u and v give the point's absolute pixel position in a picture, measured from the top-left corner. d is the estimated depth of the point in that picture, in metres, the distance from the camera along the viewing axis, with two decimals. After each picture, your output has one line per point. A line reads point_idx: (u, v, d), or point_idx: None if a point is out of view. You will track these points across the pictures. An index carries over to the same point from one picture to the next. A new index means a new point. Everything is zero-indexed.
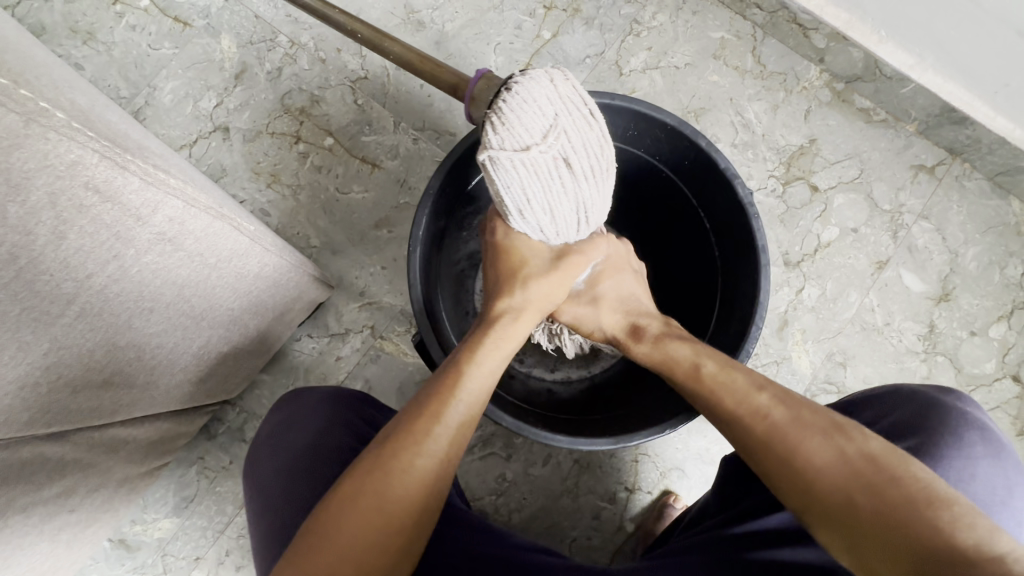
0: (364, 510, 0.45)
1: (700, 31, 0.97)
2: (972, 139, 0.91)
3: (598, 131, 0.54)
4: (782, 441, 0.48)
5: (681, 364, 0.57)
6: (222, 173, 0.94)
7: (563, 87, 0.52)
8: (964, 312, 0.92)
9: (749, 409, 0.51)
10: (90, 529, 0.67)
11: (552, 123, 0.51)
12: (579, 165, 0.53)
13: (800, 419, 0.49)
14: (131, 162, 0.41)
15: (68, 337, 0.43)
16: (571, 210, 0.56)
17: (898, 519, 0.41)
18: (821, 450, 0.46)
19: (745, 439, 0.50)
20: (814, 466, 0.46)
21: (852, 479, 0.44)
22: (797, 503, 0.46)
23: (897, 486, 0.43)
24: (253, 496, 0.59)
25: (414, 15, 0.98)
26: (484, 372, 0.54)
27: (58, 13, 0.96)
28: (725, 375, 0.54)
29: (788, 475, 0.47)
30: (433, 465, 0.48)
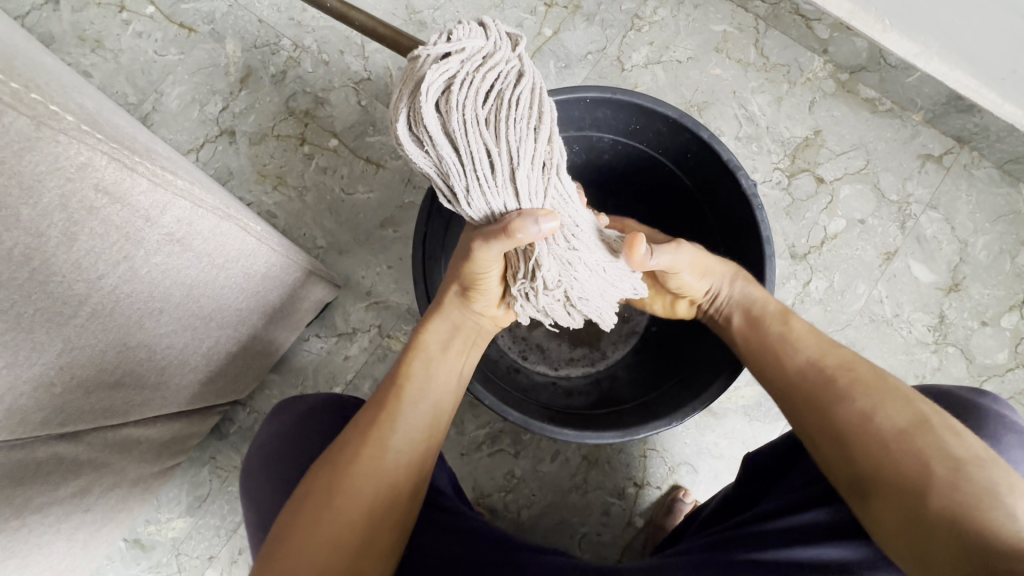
0: (312, 508, 0.48)
1: (702, 25, 0.97)
2: (980, 126, 0.90)
3: (503, 96, 0.44)
4: (863, 399, 0.50)
5: (768, 314, 0.60)
6: (229, 176, 0.95)
7: (478, 47, 0.45)
8: (974, 301, 0.91)
9: (835, 366, 0.54)
10: (105, 528, 0.68)
11: (433, 69, 0.43)
12: (457, 120, 0.43)
13: (883, 384, 0.51)
14: (139, 163, 0.41)
15: (80, 338, 0.44)
16: (454, 173, 0.45)
17: (968, 495, 0.41)
18: (897, 412, 0.48)
19: (818, 395, 0.52)
20: (888, 426, 0.48)
21: (927, 444, 0.45)
22: (861, 466, 0.47)
23: (976, 463, 0.43)
24: (264, 499, 0.60)
25: (416, 16, 0.98)
26: (424, 371, 0.58)
27: (66, 22, 0.98)
28: (801, 340, 0.57)
29: (856, 435, 0.48)
30: (380, 459, 0.51)
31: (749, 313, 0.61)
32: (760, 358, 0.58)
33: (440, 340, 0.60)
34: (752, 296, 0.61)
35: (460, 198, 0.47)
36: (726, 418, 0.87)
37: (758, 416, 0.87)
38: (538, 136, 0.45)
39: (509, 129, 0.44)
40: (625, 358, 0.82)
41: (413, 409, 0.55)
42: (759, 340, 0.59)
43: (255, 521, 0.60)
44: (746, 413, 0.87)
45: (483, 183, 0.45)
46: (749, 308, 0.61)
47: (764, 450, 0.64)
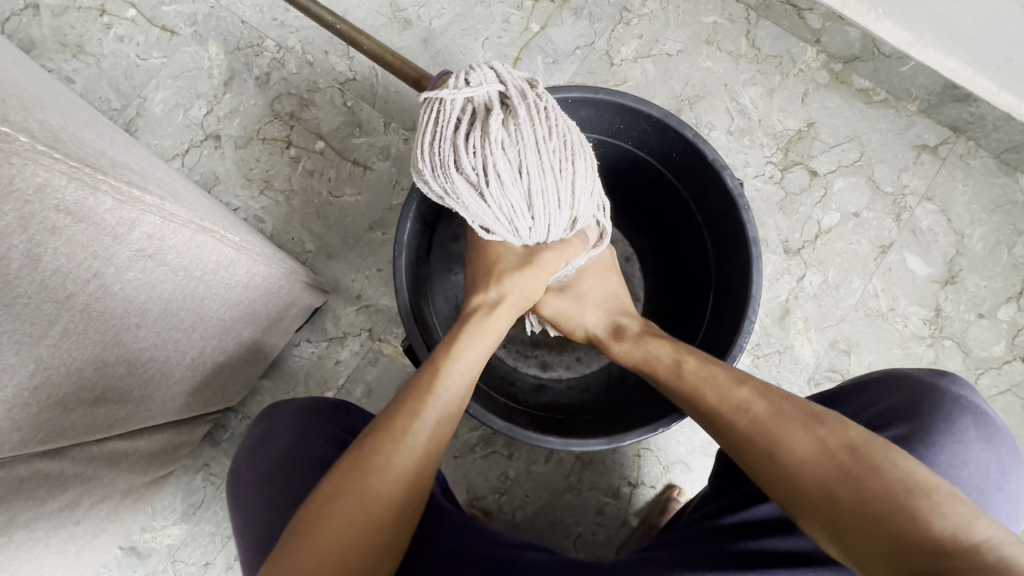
0: (336, 510, 0.46)
1: (692, 17, 0.95)
2: (975, 116, 0.88)
3: (561, 134, 0.55)
4: (765, 436, 0.49)
5: (663, 362, 0.59)
6: (215, 181, 0.94)
7: (523, 93, 0.54)
8: (971, 294, 0.90)
9: (732, 405, 0.52)
10: (98, 539, 0.68)
11: (495, 120, 0.52)
12: (522, 161, 0.53)
13: (776, 415, 0.49)
14: (103, 181, 0.41)
15: (54, 356, 0.43)
16: (520, 211, 0.56)
17: (879, 506, 0.41)
18: (801, 441, 0.47)
19: (729, 439, 0.51)
20: (794, 461, 0.46)
21: (833, 471, 0.44)
22: (779, 493, 0.46)
23: (876, 476, 0.42)
24: (248, 506, 0.59)
25: (401, 13, 0.96)
26: (457, 374, 0.55)
27: (46, 27, 0.97)
28: (707, 374, 0.55)
29: (767, 468, 0.47)
30: (406, 467, 0.49)
31: (646, 363, 0.61)
32: (676, 404, 0.57)
33: (476, 342, 0.57)
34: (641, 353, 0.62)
35: (521, 228, 0.57)
36: None
37: None
38: (575, 164, 0.56)
39: (556, 164, 0.55)
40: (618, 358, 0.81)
41: (438, 417, 0.52)
42: (662, 383, 0.58)
43: (235, 526, 0.59)
44: None
45: (540, 213, 0.56)
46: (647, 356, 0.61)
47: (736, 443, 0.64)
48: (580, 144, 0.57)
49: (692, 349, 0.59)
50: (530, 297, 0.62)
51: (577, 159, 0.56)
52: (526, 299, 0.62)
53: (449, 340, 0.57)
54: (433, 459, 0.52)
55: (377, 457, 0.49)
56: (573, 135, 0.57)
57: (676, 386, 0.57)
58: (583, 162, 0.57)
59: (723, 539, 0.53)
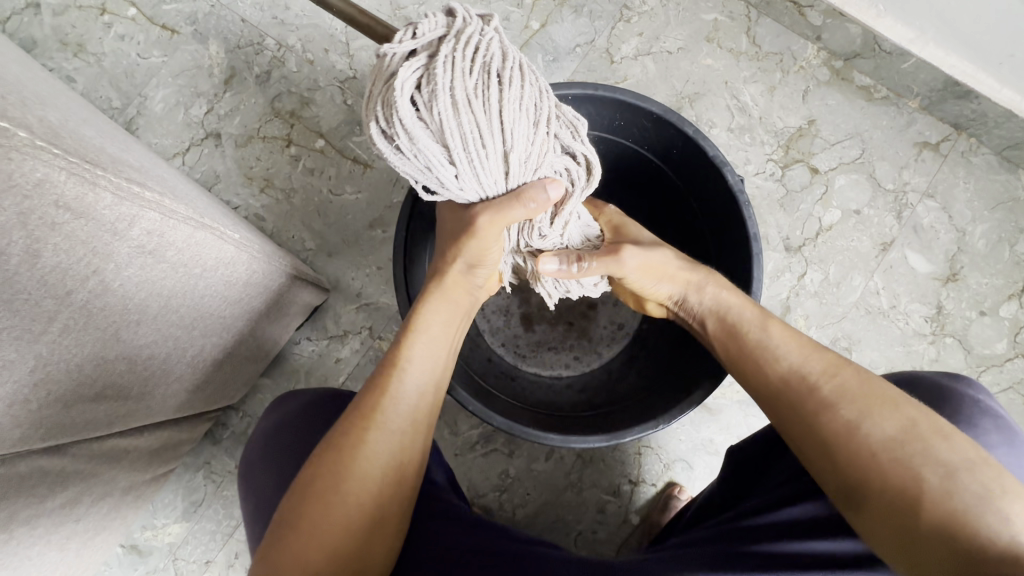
0: (322, 492, 0.47)
1: (692, 14, 0.95)
2: (977, 113, 0.88)
3: (491, 66, 0.45)
4: (850, 407, 0.49)
5: (746, 323, 0.58)
6: (216, 180, 0.94)
7: (453, 25, 0.45)
8: (973, 291, 0.90)
9: (822, 371, 0.52)
10: (99, 537, 0.68)
11: (405, 66, 0.44)
12: (435, 97, 0.44)
13: (868, 389, 0.49)
14: (102, 177, 0.41)
15: (54, 353, 0.43)
16: (440, 160, 0.46)
17: (958, 501, 0.42)
18: (888, 420, 0.47)
19: (804, 403, 0.51)
20: (879, 437, 0.47)
21: (919, 453, 0.45)
22: (848, 469, 0.47)
23: (968, 470, 0.43)
24: (257, 499, 0.59)
25: (401, 11, 0.96)
26: (423, 347, 0.56)
27: (47, 26, 0.97)
28: (791, 341, 0.55)
29: (844, 440, 0.48)
30: (386, 441, 0.51)
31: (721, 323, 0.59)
32: (742, 365, 0.57)
33: (438, 313, 0.58)
34: (725, 301, 0.59)
35: (447, 180, 0.48)
36: (722, 414, 0.86)
37: (753, 410, 0.86)
38: (507, 99, 0.45)
39: (479, 100, 0.44)
40: (618, 356, 0.81)
41: (412, 395, 0.53)
42: (740, 343, 0.57)
43: (246, 522, 0.60)
44: (741, 408, 0.86)
45: (463, 162, 0.46)
46: (724, 313, 0.59)
47: (746, 442, 0.64)
48: (519, 77, 0.46)
49: (776, 317, 0.58)
50: (481, 264, 0.58)
51: (512, 93, 0.45)
52: (481, 268, 0.59)
53: (411, 314, 0.58)
54: (413, 436, 0.53)
55: (354, 442, 0.50)
56: (507, 65, 0.46)
57: (753, 347, 0.56)
58: (519, 96, 0.46)
59: (736, 539, 0.53)
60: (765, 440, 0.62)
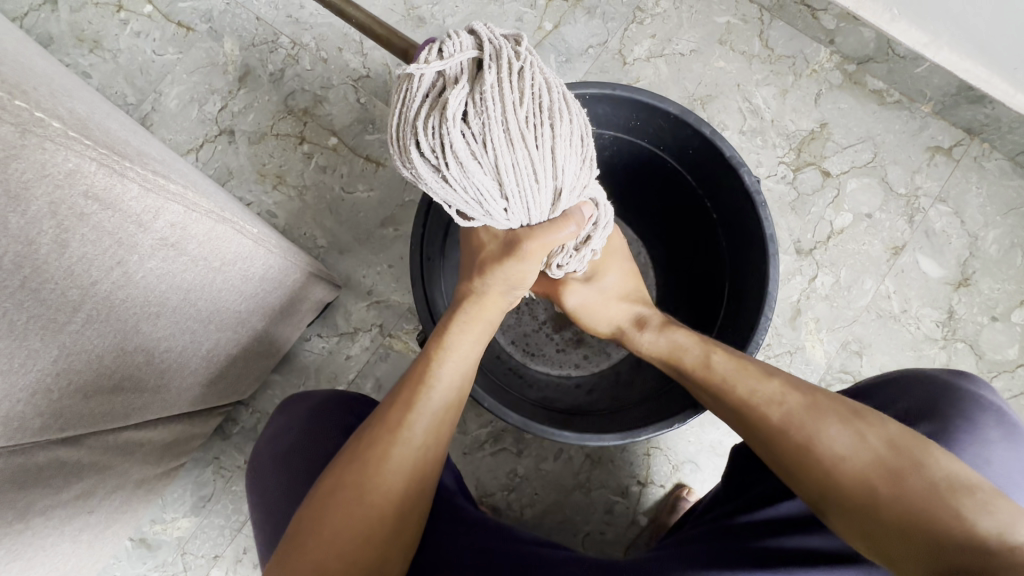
0: (340, 504, 0.47)
1: (706, 17, 0.95)
2: (991, 118, 0.88)
3: (541, 100, 0.46)
4: (799, 432, 0.49)
5: (691, 355, 0.59)
6: (229, 176, 0.94)
7: (498, 53, 0.45)
8: (985, 296, 0.89)
9: (764, 398, 0.52)
10: (111, 529, 0.68)
11: (454, 95, 0.44)
12: (490, 135, 0.45)
13: (813, 408, 0.50)
14: (129, 168, 0.41)
15: (76, 343, 0.43)
16: (491, 193, 0.48)
17: (919, 506, 0.42)
18: (837, 436, 0.48)
19: (761, 429, 0.51)
20: (835, 455, 0.47)
21: (875, 466, 0.45)
22: (811, 488, 0.47)
23: (920, 471, 0.44)
24: (269, 497, 0.59)
25: (414, 11, 0.97)
26: (451, 363, 0.55)
27: (64, 22, 0.98)
28: (735, 365, 0.56)
29: (804, 464, 0.48)
30: (408, 457, 0.50)
31: (673, 352, 0.61)
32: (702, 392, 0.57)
33: (468, 332, 0.58)
34: (670, 339, 0.62)
35: (496, 212, 0.50)
36: None
37: None
38: (556, 133, 0.47)
39: (532, 135, 0.46)
40: (627, 357, 0.81)
41: (438, 410, 0.53)
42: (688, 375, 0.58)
43: (256, 518, 0.60)
44: None
45: (514, 196, 0.49)
46: (672, 346, 0.61)
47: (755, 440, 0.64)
48: (566, 110, 0.48)
49: (721, 345, 0.59)
50: (519, 286, 0.60)
51: (558, 127, 0.47)
52: (517, 288, 0.60)
53: (440, 330, 0.58)
54: (437, 447, 0.52)
55: (375, 452, 0.50)
56: (555, 98, 0.47)
57: (703, 380, 0.57)
58: (568, 129, 0.48)
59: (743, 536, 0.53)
60: None
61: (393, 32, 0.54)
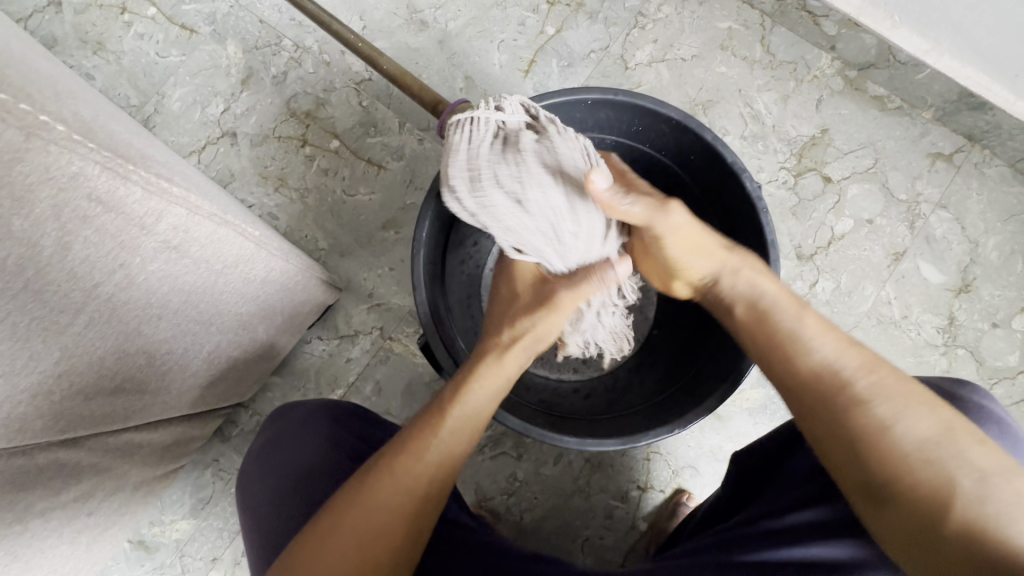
0: (336, 537, 0.46)
1: (707, 22, 0.96)
2: (991, 124, 0.88)
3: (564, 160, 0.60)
4: (884, 404, 0.46)
5: (779, 314, 0.54)
6: (231, 178, 0.95)
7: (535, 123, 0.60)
8: (985, 303, 0.89)
9: (848, 365, 0.49)
10: (110, 531, 0.68)
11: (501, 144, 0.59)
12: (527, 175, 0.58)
13: (904, 387, 0.47)
14: (133, 171, 0.41)
15: (77, 346, 0.43)
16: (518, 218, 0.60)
17: (991, 509, 0.40)
18: (921, 419, 0.45)
19: (835, 399, 0.48)
20: (913, 437, 0.44)
21: (953, 457, 0.43)
22: (875, 468, 0.44)
23: (1002, 477, 0.42)
24: (264, 506, 0.58)
25: (417, 15, 0.97)
26: (465, 409, 0.54)
27: (69, 24, 0.98)
28: (825, 331, 0.51)
29: (877, 444, 0.45)
30: (407, 500, 0.49)
31: (754, 310, 0.56)
32: (776, 350, 0.53)
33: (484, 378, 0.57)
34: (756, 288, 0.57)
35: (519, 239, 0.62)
36: (731, 421, 0.86)
37: (763, 417, 0.86)
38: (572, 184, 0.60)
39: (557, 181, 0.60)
40: (626, 362, 0.82)
41: (442, 455, 0.52)
42: (767, 331, 0.54)
43: (247, 527, 0.59)
44: (751, 415, 0.86)
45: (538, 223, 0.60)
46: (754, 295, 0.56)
47: (753, 450, 0.64)
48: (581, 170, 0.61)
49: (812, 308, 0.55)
50: (545, 338, 0.63)
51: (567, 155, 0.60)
52: (540, 340, 0.62)
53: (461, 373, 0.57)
54: (455, 467, 0.53)
55: (393, 466, 0.50)
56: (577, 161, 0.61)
57: (783, 335, 0.52)
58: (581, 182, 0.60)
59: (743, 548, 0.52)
60: (771, 445, 0.62)
61: (422, 89, 0.68)
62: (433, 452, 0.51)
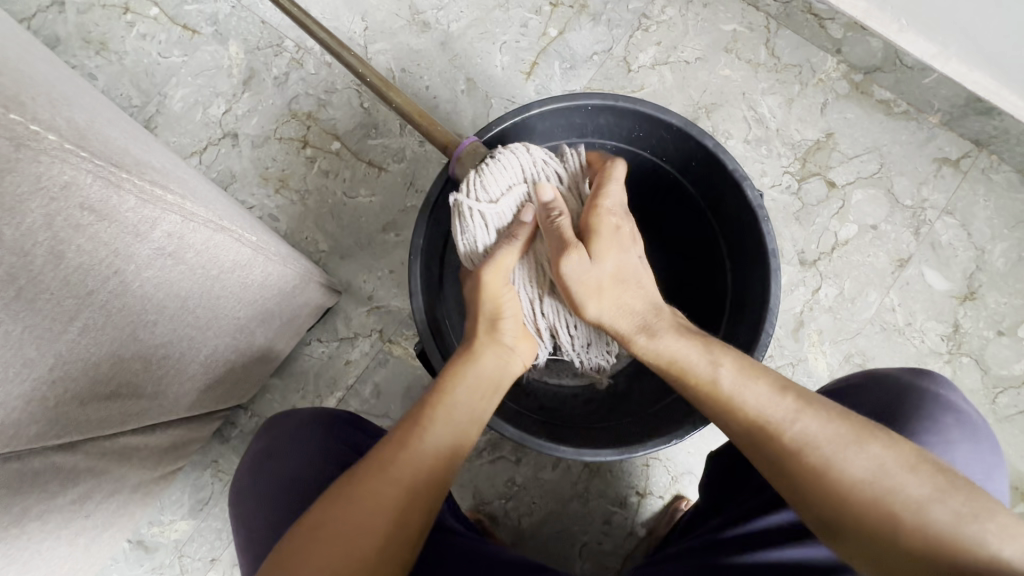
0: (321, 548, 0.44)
1: (711, 24, 0.95)
2: (999, 129, 0.87)
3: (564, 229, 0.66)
4: (815, 452, 0.46)
5: (698, 368, 0.53)
6: (232, 179, 0.95)
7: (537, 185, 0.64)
8: (991, 311, 0.88)
9: (779, 417, 0.48)
10: (108, 532, 0.69)
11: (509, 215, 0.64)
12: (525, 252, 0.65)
13: (833, 430, 0.46)
14: (128, 180, 0.41)
15: (73, 352, 0.43)
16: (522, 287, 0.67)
17: (936, 535, 0.41)
18: (854, 461, 0.45)
19: (771, 449, 0.47)
20: (849, 478, 0.44)
21: (888, 492, 0.43)
22: (823, 512, 0.45)
23: (940, 499, 0.42)
24: (263, 522, 0.57)
25: (419, 16, 0.96)
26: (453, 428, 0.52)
27: (71, 24, 0.98)
28: (745, 378, 0.51)
29: (817, 489, 0.45)
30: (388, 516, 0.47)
31: (675, 365, 0.55)
32: (712, 401, 0.51)
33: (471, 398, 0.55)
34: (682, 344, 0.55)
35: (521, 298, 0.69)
36: None
37: None
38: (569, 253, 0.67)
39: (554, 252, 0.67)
40: (625, 369, 0.80)
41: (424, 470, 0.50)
42: (693, 391, 0.53)
43: (238, 534, 0.59)
44: None
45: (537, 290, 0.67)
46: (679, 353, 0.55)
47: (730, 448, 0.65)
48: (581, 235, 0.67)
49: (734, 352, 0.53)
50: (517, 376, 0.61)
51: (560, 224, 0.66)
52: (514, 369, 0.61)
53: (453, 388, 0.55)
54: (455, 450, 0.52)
55: (387, 461, 0.49)
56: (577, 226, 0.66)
57: (711, 392, 0.51)
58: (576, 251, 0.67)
59: (723, 552, 0.53)
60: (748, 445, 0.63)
61: (433, 124, 0.66)
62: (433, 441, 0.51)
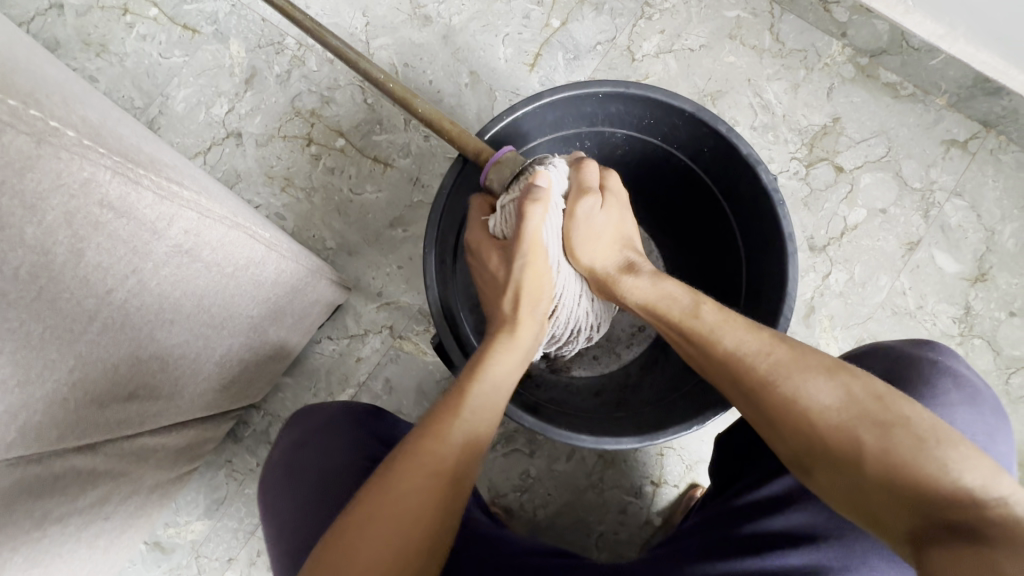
0: (370, 527, 0.44)
1: (715, 11, 0.94)
2: (1008, 110, 0.87)
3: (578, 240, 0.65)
4: (784, 383, 0.46)
5: (679, 307, 0.55)
6: (237, 179, 0.94)
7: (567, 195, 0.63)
8: (1002, 292, 0.88)
9: (749, 351, 0.49)
10: (126, 534, 0.68)
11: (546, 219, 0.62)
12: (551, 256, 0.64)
13: (801, 361, 0.47)
14: (144, 176, 0.42)
15: (92, 352, 0.44)
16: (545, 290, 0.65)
17: (905, 461, 0.41)
18: (822, 390, 0.45)
19: (744, 385, 0.49)
20: (817, 407, 0.45)
21: (857, 417, 0.44)
22: (797, 443, 0.45)
23: (904, 425, 0.42)
24: (292, 507, 0.58)
25: (421, 9, 0.96)
26: (483, 401, 0.53)
27: (70, 27, 0.97)
28: (722, 318, 0.52)
29: (788, 421, 0.46)
30: (428, 488, 0.47)
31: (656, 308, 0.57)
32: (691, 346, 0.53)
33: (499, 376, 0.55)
34: (656, 289, 0.58)
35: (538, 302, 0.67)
36: None
37: None
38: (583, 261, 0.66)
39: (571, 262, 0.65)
40: (638, 359, 0.81)
41: (462, 444, 0.50)
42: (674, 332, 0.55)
43: (268, 523, 0.60)
44: None
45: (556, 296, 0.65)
46: (658, 297, 0.57)
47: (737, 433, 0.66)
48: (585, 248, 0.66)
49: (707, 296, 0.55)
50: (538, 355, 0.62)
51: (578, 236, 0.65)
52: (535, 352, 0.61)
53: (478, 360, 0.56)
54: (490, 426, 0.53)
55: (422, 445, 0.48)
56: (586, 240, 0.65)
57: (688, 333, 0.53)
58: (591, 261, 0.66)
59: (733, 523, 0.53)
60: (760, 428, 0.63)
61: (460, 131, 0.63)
62: (472, 416, 0.52)
